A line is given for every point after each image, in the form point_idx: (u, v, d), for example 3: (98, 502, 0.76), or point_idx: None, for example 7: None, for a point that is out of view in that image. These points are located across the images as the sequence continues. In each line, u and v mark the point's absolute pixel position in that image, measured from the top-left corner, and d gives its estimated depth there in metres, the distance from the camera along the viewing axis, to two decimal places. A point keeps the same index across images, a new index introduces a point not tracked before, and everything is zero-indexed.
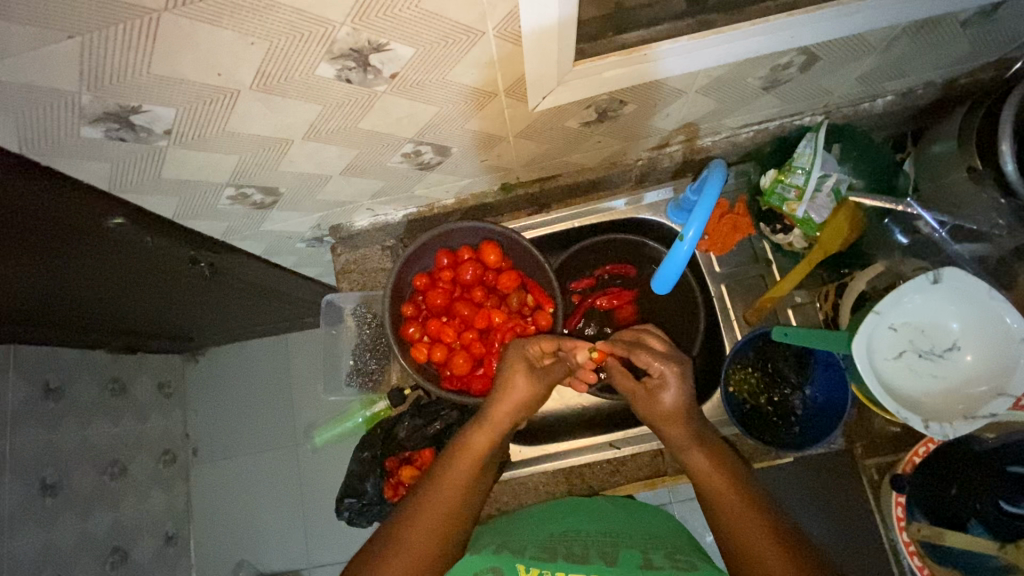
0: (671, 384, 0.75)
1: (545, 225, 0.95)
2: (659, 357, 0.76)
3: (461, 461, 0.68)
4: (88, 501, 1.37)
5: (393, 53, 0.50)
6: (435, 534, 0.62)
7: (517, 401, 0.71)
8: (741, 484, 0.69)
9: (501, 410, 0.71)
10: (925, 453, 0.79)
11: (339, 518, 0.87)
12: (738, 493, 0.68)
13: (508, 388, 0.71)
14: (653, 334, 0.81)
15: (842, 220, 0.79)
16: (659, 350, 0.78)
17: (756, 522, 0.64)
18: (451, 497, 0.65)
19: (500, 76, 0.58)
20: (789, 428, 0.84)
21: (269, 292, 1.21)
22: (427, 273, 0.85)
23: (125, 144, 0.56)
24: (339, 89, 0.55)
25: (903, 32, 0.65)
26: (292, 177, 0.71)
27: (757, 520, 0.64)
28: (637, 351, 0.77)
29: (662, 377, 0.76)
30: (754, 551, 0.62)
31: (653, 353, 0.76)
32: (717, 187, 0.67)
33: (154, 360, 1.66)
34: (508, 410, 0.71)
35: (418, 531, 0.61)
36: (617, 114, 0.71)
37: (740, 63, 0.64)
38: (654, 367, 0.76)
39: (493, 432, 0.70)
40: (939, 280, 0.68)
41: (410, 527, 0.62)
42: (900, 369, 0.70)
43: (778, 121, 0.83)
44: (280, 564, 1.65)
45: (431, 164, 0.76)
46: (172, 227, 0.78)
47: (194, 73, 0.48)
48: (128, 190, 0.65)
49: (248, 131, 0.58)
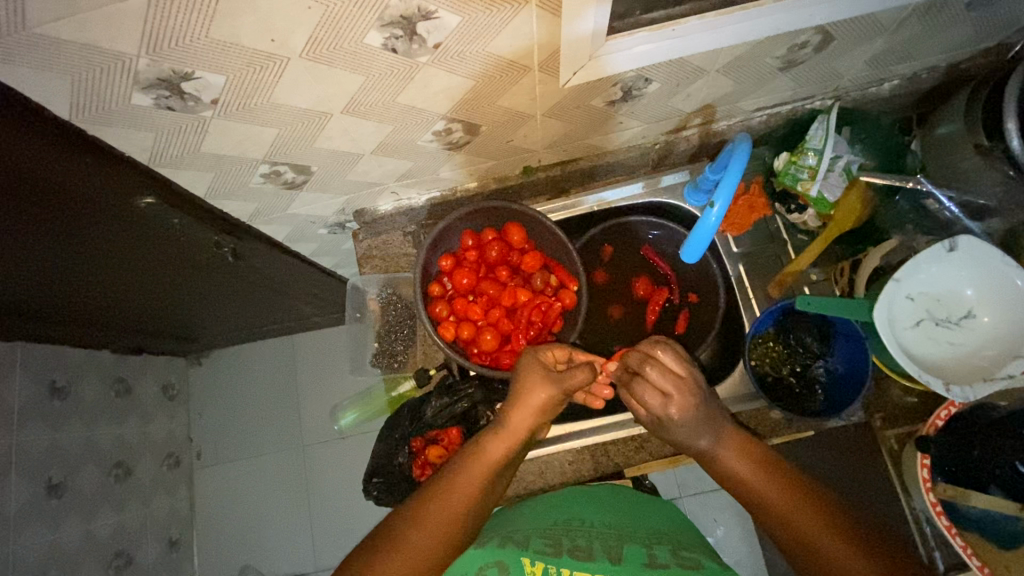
0: (675, 423, 0.71)
1: (567, 209, 0.98)
2: (663, 400, 0.70)
3: (475, 465, 0.66)
4: (93, 503, 1.35)
5: (439, 22, 0.52)
6: (445, 534, 0.61)
7: (536, 409, 0.70)
8: (784, 476, 0.67)
9: (518, 419, 0.69)
10: (947, 417, 0.81)
11: (368, 498, 0.87)
12: (774, 481, 0.66)
13: (528, 394, 0.70)
14: (652, 366, 0.71)
15: (854, 201, 0.84)
16: (659, 390, 0.71)
17: (800, 500, 0.64)
18: (466, 498, 0.63)
19: (536, 49, 0.60)
20: (814, 397, 0.86)
21: (284, 287, 1.21)
22: (453, 254, 0.86)
23: (172, 113, 0.57)
24: (384, 60, 0.56)
25: (913, 12, 0.68)
26: (326, 155, 0.72)
27: (798, 503, 0.64)
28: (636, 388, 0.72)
29: (662, 416, 0.72)
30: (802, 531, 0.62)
31: (651, 395, 0.71)
32: (742, 162, 0.69)
33: (158, 361, 1.64)
34: (526, 419, 0.70)
35: (426, 534, 0.60)
36: (641, 93, 0.74)
37: (760, 41, 0.67)
38: (653, 409, 0.72)
39: (509, 441, 0.68)
40: (954, 248, 0.71)
41: (425, 525, 0.60)
42: (918, 337, 0.73)
43: (790, 105, 0.86)
44: (286, 567, 1.63)
45: (459, 144, 0.77)
46: (201, 208, 0.78)
47: (250, 39, 0.50)
48: (167, 164, 0.66)
49: (290, 102, 0.60)
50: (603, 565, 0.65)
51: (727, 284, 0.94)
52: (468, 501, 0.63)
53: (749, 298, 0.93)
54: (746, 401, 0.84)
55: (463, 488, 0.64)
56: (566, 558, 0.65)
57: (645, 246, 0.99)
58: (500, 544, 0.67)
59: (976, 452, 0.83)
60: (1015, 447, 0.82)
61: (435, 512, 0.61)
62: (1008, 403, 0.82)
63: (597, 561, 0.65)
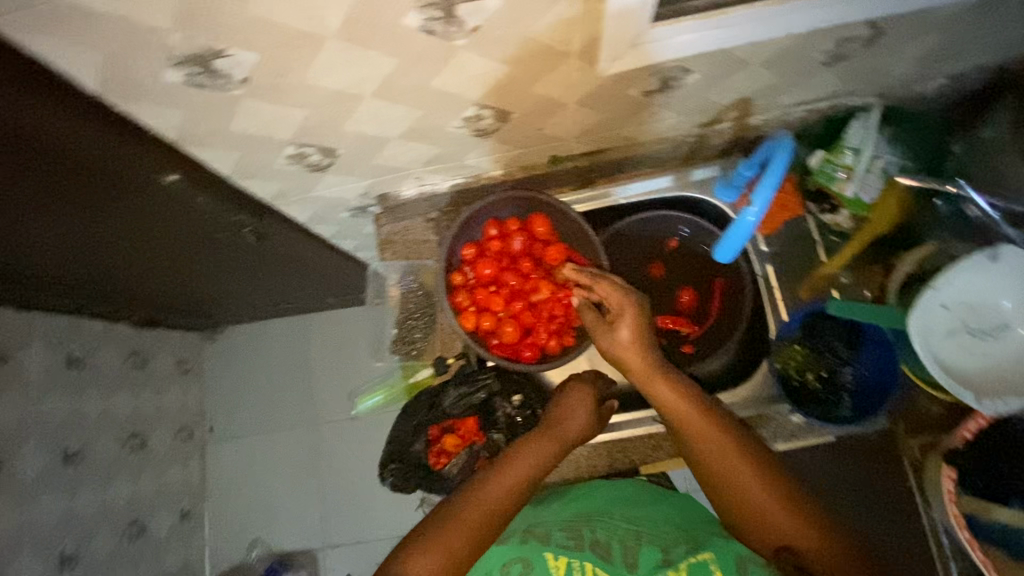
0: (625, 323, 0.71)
1: (592, 200, 0.95)
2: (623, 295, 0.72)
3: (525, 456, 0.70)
4: (108, 472, 1.37)
5: (480, 4, 0.51)
6: (480, 530, 0.63)
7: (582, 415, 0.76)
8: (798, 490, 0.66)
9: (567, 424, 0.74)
10: (977, 430, 0.75)
11: (382, 484, 0.81)
12: (763, 489, 0.63)
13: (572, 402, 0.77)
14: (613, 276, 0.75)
15: (893, 205, 0.81)
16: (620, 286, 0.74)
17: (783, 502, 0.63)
18: (493, 503, 0.65)
19: (576, 35, 0.58)
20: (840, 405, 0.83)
21: (301, 267, 1.20)
22: (475, 244, 0.84)
23: (202, 91, 0.56)
24: (420, 43, 0.55)
25: (968, 8, 0.66)
26: (352, 138, 0.70)
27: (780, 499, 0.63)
28: (599, 280, 0.74)
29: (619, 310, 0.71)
30: (781, 538, 0.62)
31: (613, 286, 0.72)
32: (785, 160, 0.67)
33: (173, 336, 1.65)
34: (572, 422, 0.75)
35: (473, 513, 0.64)
36: (679, 85, 0.71)
37: (807, 34, 0.64)
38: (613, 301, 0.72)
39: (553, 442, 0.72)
40: (997, 258, 0.68)
41: (471, 511, 0.64)
42: (952, 346, 0.71)
43: (829, 102, 0.83)
44: (295, 542, 1.66)
45: (487, 131, 0.75)
46: (225, 187, 0.77)
47: (286, 17, 0.48)
48: (193, 143, 0.65)
49: (321, 83, 0.58)
50: (617, 569, 0.67)
51: (754, 286, 0.90)
52: (490, 510, 0.65)
53: (777, 301, 0.89)
54: (767, 404, 0.83)
55: (484, 499, 0.66)
56: (586, 555, 0.68)
57: (718, 276, 0.93)
58: (523, 537, 0.71)
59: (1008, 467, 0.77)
60: None
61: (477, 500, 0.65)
62: None
63: (614, 564, 0.67)
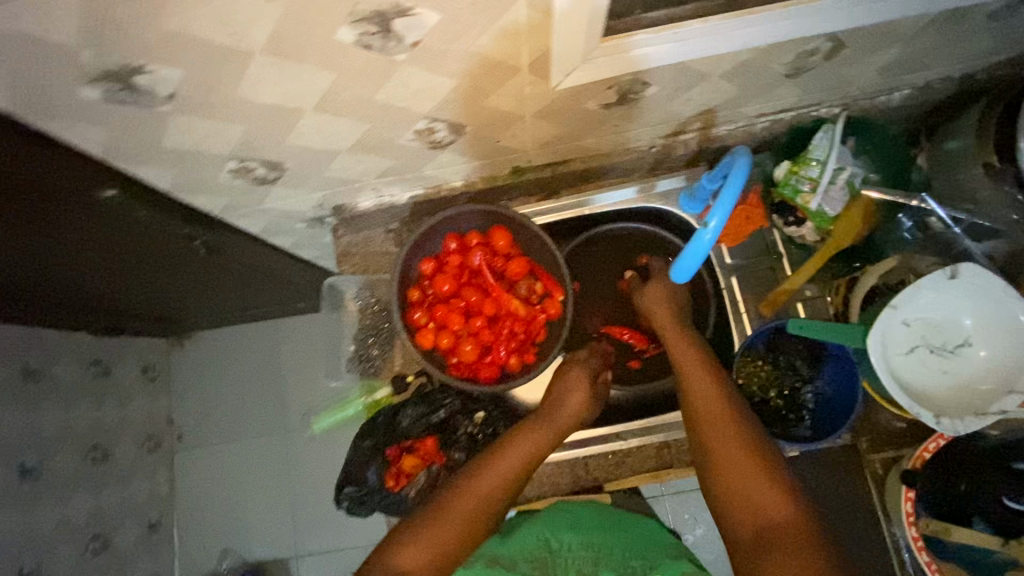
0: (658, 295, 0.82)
1: (555, 212, 0.92)
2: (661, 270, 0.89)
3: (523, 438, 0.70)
4: (69, 485, 1.33)
5: (417, 19, 0.48)
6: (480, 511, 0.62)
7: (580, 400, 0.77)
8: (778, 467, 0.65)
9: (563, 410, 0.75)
10: (936, 448, 0.73)
11: (338, 508, 0.82)
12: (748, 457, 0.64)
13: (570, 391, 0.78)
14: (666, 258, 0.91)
15: (856, 214, 0.80)
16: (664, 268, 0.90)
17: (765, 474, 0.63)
18: (491, 485, 0.64)
19: (525, 50, 0.55)
20: (802, 422, 0.82)
21: (263, 275, 1.17)
22: (434, 258, 0.82)
23: (125, 107, 0.52)
24: (357, 58, 0.52)
25: (930, 22, 0.64)
26: (297, 152, 0.67)
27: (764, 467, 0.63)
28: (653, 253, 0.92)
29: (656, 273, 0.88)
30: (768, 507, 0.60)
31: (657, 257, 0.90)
32: (742, 175, 0.65)
33: (139, 342, 1.60)
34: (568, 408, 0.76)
35: (470, 496, 0.63)
36: (638, 97, 0.69)
37: (767, 47, 0.63)
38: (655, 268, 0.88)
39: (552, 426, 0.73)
40: (956, 276, 0.67)
41: (463, 498, 0.63)
42: (911, 364, 0.70)
43: (795, 112, 0.82)
44: (267, 551, 1.63)
45: (442, 143, 0.73)
46: (167, 200, 0.74)
47: (206, 33, 0.45)
48: (124, 158, 0.61)
49: (257, 98, 0.55)
50: None
51: (718, 298, 0.89)
52: (490, 487, 0.64)
53: (741, 313, 0.88)
54: None
55: (484, 478, 0.65)
56: None
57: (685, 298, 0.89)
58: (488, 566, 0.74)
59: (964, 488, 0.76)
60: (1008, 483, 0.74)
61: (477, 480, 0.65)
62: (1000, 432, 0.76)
63: None
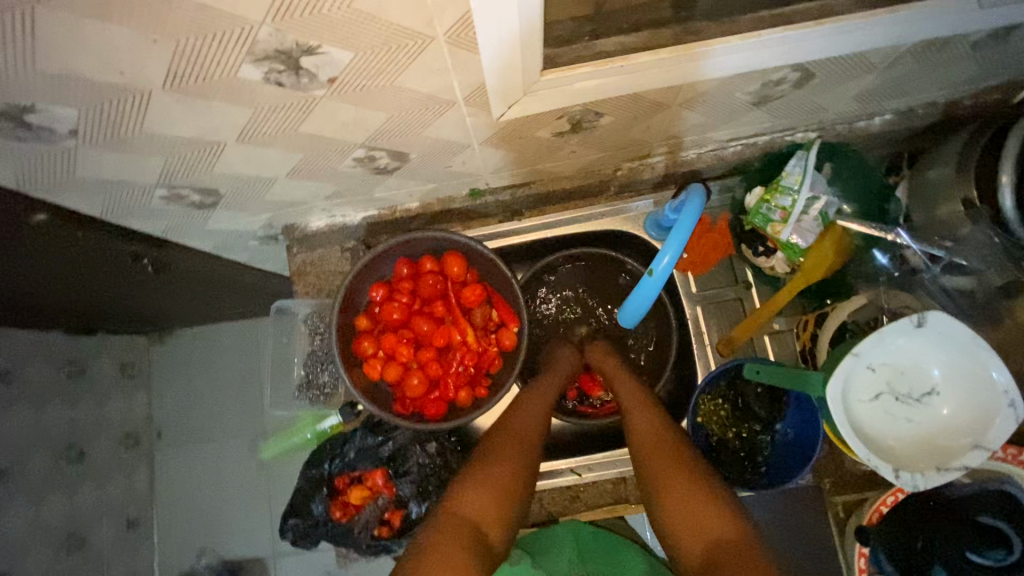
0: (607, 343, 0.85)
1: (518, 234, 0.88)
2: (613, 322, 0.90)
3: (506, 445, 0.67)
4: (43, 487, 1.23)
5: (327, 57, 0.44)
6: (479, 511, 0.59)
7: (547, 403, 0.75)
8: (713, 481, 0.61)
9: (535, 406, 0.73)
10: (893, 503, 0.73)
11: (282, 538, 0.82)
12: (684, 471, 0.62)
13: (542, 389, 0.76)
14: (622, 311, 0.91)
15: (827, 249, 0.73)
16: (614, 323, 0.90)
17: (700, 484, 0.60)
18: (491, 490, 0.61)
19: (457, 85, 0.52)
20: (755, 467, 0.81)
21: (226, 285, 1.13)
22: (385, 283, 0.79)
23: (25, 143, 0.49)
24: (271, 94, 0.48)
25: (905, 52, 0.60)
26: (230, 179, 0.63)
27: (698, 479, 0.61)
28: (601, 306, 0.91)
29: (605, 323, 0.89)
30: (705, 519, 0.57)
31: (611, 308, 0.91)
32: (695, 213, 0.63)
33: (115, 340, 1.46)
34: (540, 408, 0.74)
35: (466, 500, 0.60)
36: (593, 125, 0.65)
37: (729, 77, 0.58)
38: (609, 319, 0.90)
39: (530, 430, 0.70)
40: (924, 324, 0.63)
41: (462, 503, 0.59)
42: (874, 412, 0.67)
43: (767, 136, 0.77)
44: (243, 551, 1.50)
45: (388, 169, 0.69)
46: (100, 222, 0.70)
47: (93, 72, 0.41)
48: (41, 188, 0.58)
49: (170, 132, 0.51)
50: None
51: (684, 327, 0.87)
52: (487, 490, 0.61)
53: (705, 344, 0.86)
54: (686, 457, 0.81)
55: (487, 483, 0.62)
56: None
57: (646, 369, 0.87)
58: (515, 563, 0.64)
59: (919, 543, 0.70)
60: (972, 536, 0.68)
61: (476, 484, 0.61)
62: (969, 480, 0.70)
63: None
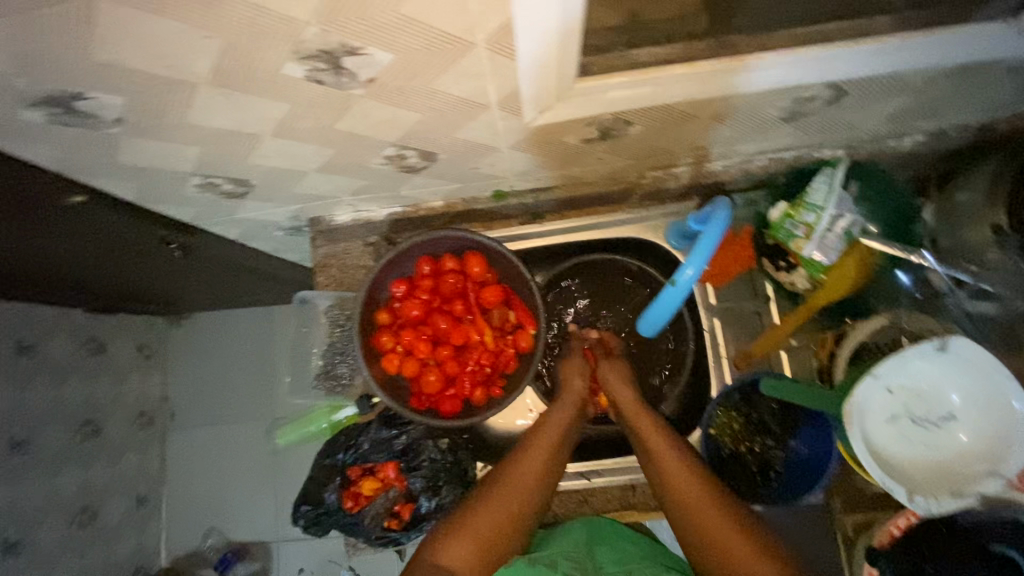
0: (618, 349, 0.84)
1: (539, 237, 0.89)
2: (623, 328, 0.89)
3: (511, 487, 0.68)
4: (59, 460, 1.26)
5: (369, 58, 0.45)
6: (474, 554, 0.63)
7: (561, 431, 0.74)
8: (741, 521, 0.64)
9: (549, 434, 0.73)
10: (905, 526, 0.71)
11: (293, 524, 0.83)
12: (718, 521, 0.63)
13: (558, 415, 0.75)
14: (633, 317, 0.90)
15: (850, 266, 0.75)
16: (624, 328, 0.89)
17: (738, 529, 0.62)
18: (487, 534, 0.64)
19: (493, 89, 0.52)
20: (767, 483, 0.81)
21: (248, 273, 1.15)
22: (407, 280, 0.80)
23: (72, 128, 0.51)
24: (311, 90, 0.49)
25: (941, 74, 0.59)
26: (263, 170, 0.65)
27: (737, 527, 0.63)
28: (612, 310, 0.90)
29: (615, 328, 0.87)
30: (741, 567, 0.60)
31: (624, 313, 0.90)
32: (722, 226, 0.64)
33: (135, 320, 1.49)
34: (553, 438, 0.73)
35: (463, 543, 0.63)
36: (622, 134, 0.65)
37: (761, 93, 0.59)
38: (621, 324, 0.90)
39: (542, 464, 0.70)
40: (945, 349, 0.63)
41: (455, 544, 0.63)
42: (891, 434, 0.66)
43: (794, 152, 0.77)
44: (248, 535, 1.52)
45: (417, 168, 0.70)
46: (134, 206, 0.72)
47: (143, 64, 0.43)
48: (81, 171, 0.59)
49: (209, 123, 0.53)
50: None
51: (699, 338, 0.87)
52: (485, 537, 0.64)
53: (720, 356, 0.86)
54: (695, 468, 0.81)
55: (485, 525, 0.64)
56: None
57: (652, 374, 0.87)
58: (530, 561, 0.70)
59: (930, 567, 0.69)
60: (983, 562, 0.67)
61: (468, 527, 0.64)
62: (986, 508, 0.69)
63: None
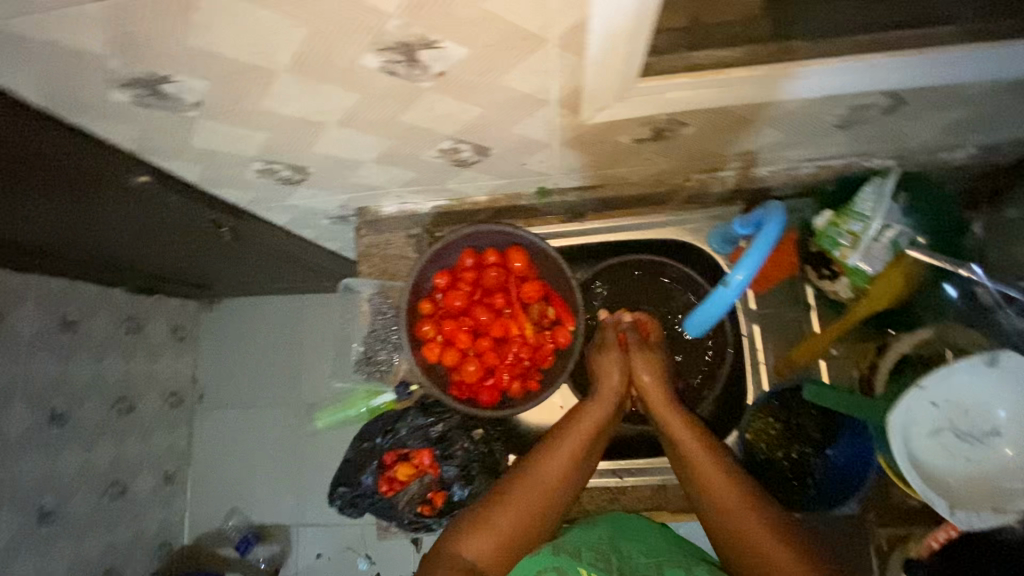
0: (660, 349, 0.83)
1: (580, 236, 0.90)
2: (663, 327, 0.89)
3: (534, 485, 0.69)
4: (95, 433, 1.30)
5: (443, 51, 0.46)
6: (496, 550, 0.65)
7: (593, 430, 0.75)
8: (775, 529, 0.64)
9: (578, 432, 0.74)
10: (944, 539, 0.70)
11: (329, 504, 0.86)
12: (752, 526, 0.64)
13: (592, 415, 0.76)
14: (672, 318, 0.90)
15: (897, 275, 0.74)
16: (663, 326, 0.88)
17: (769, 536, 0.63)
18: (507, 531, 0.66)
19: (555, 86, 0.53)
20: (805, 490, 0.81)
21: (288, 259, 1.17)
22: (449, 271, 0.81)
23: (152, 110, 0.53)
24: (382, 81, 0.51)
25: (1003, 87, 0.59)
26: (322, 158, 0.67)
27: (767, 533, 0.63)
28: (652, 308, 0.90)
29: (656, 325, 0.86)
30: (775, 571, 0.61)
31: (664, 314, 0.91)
32: (774, 231, 0.64)
33: (172, 302, 1.53)
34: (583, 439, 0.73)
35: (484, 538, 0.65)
36: (674, 135, 0.66)
37: (818, 99, 0.59)
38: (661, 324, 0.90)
39: (569, 464, 0.71)
40: (995, 364, 0.63)
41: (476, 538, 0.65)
42: (933, 447, 0.66)
43: (843, 160, 0.77)
44: (269, 518, 1.55)
45: (468, 162, 0.71)
46: (193, 188, 0.74)
47: (231, 50, 0.45)
48: (152, 151, 0.62)
49: (280, 109, 0.54)
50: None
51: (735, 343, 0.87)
52: (506, 534, 0.65)
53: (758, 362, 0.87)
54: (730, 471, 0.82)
55: (507, 521, 0.66)
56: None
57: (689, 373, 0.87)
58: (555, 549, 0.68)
59: None
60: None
61: (488, 524, 0.66)
62: None
63: None
